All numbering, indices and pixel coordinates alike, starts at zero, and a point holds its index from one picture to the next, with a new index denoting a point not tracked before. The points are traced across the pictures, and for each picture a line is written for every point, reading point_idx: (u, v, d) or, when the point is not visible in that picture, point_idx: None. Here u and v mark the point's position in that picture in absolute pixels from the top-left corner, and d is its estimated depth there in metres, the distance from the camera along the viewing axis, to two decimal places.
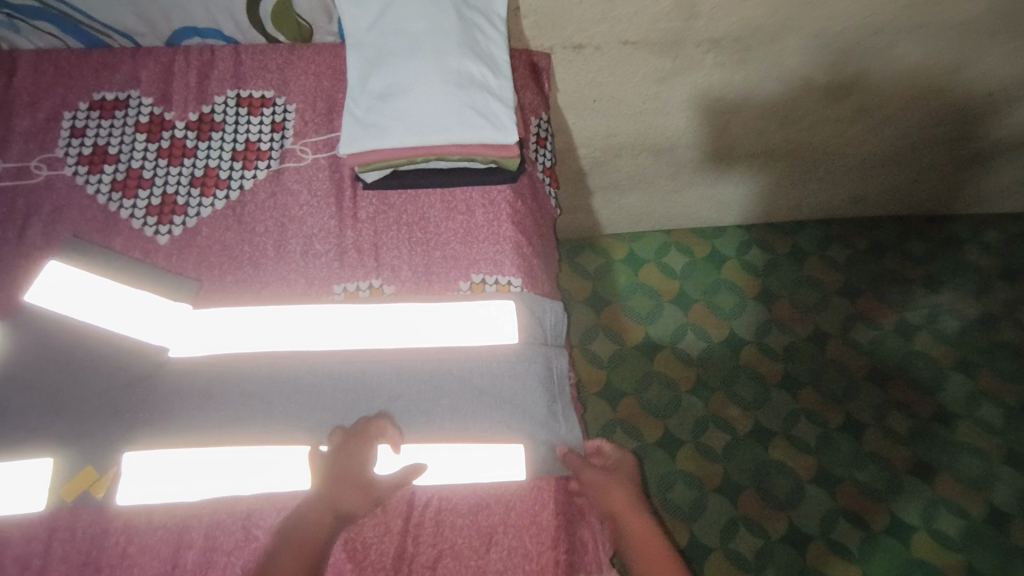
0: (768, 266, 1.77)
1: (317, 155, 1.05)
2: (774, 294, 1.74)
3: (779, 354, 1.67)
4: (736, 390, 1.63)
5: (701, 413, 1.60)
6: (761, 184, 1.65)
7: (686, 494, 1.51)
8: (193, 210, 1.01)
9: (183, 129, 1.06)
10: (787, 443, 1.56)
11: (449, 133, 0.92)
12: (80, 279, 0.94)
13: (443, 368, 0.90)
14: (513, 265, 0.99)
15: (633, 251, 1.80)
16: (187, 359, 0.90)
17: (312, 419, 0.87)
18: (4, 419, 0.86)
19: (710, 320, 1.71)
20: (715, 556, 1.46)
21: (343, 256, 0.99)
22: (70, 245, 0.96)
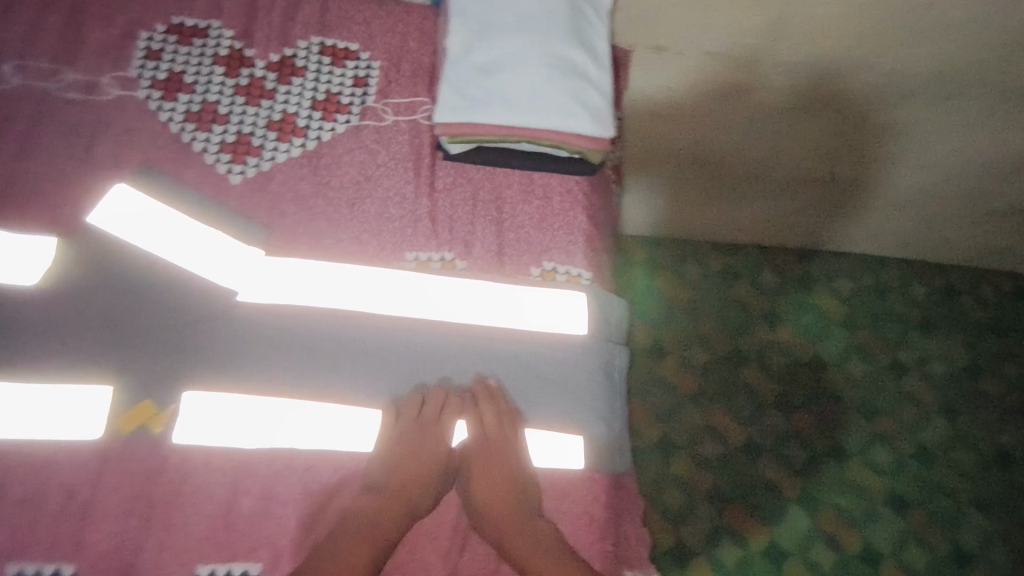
0: (777, 289, 1.81)
1: (398, 117, 1.04)
2: (781, 317, 1.78)
3: (778, 376, 1.71)
4: (734, 405, 1.67)
5: (698, 422, 1.64)
6: (789, 210, 1.67)
7: (676, 499, 1.55)
8: (268, 153, 0.98)
9: (263, 68, 1.03)
10: (776, 461, 1.61)
11: (551, 120, 0.91)
12: (148, 207, 0.92)
13: (511, 351, 0.93)
14: (584, 258, 1.02)
15: (654, 256, 1.82)
16: (256, 304, 0.89)
17: (378, 386, 0.89)
18: (63, 341, 0.84)
19: (718, 334, 1.74)
20: (696, 561, 1.50)
21: (418, 223, 0.99)
22: (141, 170, 0.93)
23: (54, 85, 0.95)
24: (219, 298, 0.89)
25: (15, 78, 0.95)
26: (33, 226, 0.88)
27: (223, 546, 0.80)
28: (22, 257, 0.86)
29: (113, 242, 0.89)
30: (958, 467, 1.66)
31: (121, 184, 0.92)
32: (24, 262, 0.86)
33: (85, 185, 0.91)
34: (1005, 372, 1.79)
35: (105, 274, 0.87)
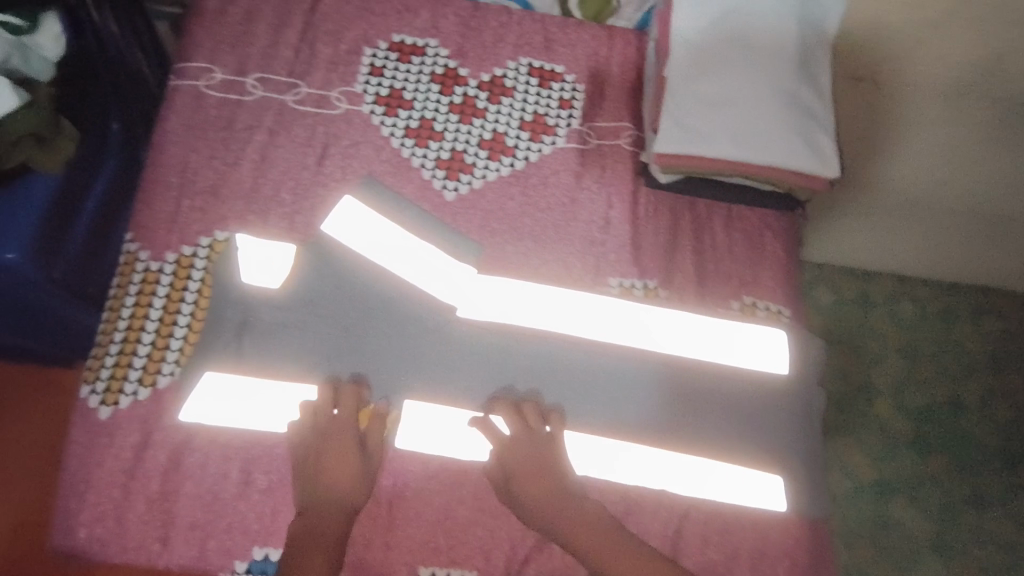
0: (919, 319, 1.52)
1: (602, 141, 1.05)
2: (918, 351, 1.50)
3: (913, 411, 1.46)
4: (870, 440, 1.43)
5: (830, 454, 1.41)
6: (974, 240, 1.38)
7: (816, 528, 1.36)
8: (479, 171, 1.02)
9: (475, 87, 1.06)
10: (910, 501, 1.39)
11: (776, 158, 0.90)
12: (373, 219, 0.96)
13: (717, 389, 0.94)
14: (785, 295, 1.01)
15: (836, 291, 1.53)
16: (475, 322, 0.93)
17: (583, 411, 0.92)
18: (302, 342, 0.90)
19: (850, 361, 1.48)
20: None
21: (621, 249, 1.01)
22: (367, 182, 0.98)
23: (290, 98, 1.01)
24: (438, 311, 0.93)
25: (255, 91, 1.00)
26: (275, 233, 0.95)
27: (442, 549, 0.85)
28: (267, 261, 0.92)
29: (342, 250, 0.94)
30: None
31: (349, 196, 0.97)
32: (269, 266, 0.92)
33: (319, 195, 0.97)
34: None
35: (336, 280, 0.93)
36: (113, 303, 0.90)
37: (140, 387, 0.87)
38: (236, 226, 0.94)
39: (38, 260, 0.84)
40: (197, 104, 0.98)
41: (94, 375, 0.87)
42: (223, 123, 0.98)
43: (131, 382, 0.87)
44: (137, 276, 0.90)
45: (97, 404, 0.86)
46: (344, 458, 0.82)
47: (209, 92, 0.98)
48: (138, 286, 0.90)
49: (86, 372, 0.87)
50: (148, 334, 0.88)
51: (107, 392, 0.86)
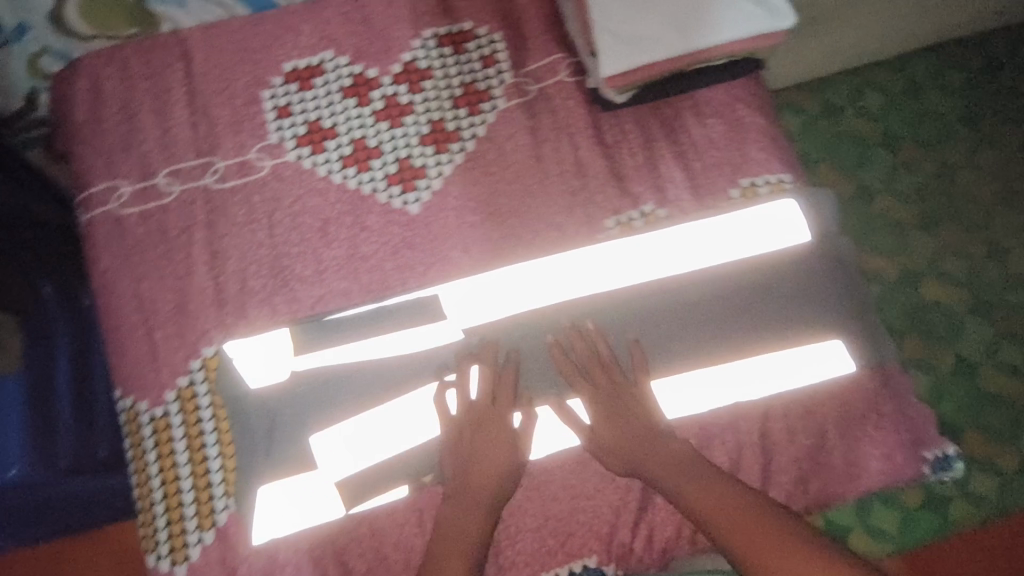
0: (923, 114, 1.49)
1: (542, 84, 0.96)
2: (955, 165, 1.45)
3: (981, 224, 1.41)
4: (946, 268, 1.39)
5: (916, 302, 1.37)
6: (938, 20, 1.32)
7: (929, 386, 1.32)
8: (434, 170, 0.94)
9: (391, 83, 0.96)
10: (1014, 314, 1.36)
11: (727, 29, 0.84)
12: (368, 273, 0.91)
13: (734, 282, 0.90)
14: (779, 161, 0.96)
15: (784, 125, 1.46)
16: (484, 326, 0.90)
17: (626, 361, 0.88)
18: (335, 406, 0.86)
19: (903, 210, 1.43)
20: (971, 437, 1.28)
21: (602, 187, 0.94)
22: (306, 328, 0.87)
23: (211, 179, 0.92)
24: (461, 353, 0.88)
25: (173, 188, 0.91)
26: (263, 323, 0.88)
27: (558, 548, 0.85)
28: (265, 356, 0.87)
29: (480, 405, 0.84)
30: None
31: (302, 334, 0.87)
32: (268, 360, 0.87)
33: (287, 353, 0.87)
34: None
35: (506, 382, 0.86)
36: (137, 467, 0.86)
37: (202, 533, 0.83)
38: (223, 334, 0.87)
39: (40, 462, 0.93)
40: (123, 229, 0.90)
41: (153, 541, 0.84)
42: (157, 237, 0.90)
43: (191, 532, 0.83)
44: (147, 429, 0.85)
45: (170, 566, 0.82)
46: (490, 453, 0.82)
47: (126, 210, 0.91)
48: (152, 437, 0.85)
49: (146, 539, 0.84)
50: (186, 482, 0.84)
51: (174, 551, 0.83)
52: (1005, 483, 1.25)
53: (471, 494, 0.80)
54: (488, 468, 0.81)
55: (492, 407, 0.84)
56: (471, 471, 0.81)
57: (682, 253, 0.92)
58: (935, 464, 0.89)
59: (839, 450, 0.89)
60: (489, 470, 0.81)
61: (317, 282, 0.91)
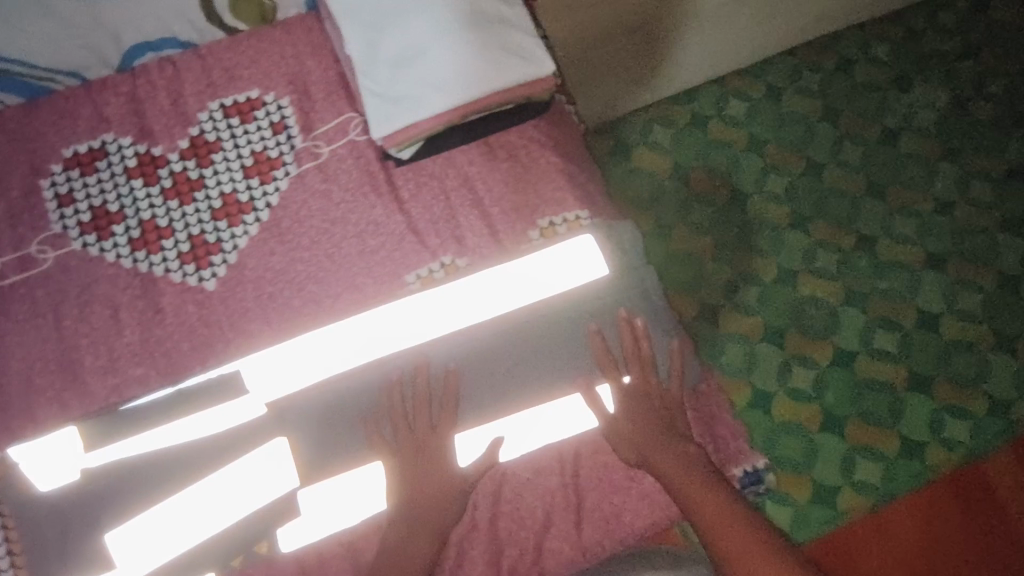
0: (780, 121, 1.72)
1: (333, 146, 0.96)
2: (822, 163, 1.68)
3: (841, 218, 1.65)
4: (818, 264, 1.61)
5: (793, 298, 1.59)
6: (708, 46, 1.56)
7: (807, 376, 1.55)
8: (228, 244, 0.93)
9: (179, 160, 0.94)
10: (884, 300, 1.59)
11: (488, 83, 0.85)
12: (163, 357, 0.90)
13: (532, 327, 0.93)
14: (575, 199, 0.96)
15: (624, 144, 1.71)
16: (288, 398, 0.89)
17: (432, 418, 0.90)
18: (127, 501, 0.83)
19: (772, 209, 1.66)
20: (852, 421, 1.52)
21: (399, 244, 0.95)
22: (97, 425, 0.86)
23: None
24: (262, 427, 0.87)
25: None
26: (53, 420, 0.87)
27: None
28: (55, 458, 0.85)
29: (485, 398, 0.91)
30: (1010, 220, 1.63)
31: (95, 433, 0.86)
32: (58, 463, 0.85)
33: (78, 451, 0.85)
34: (989, 92, 1.72)
35: (425, 413, 0.90)
36: None
37: None
38: (11, 434, 0.87)
39: None
40: None
41: None
42: None
43: None
44: None
45: None
46: (434, 470, 0.88)
47: None
48: None
49: None
50: None
51: None
52: (889, 468, 1.48)
53: (421, 485, 0.87)
54: (438, 484, 0.88)
55: (415, 438, 0.89)
56: (434, 460, 0.89)
57: (483, 302, 0.93)
58: (743, 477, 1.00)
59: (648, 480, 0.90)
60: (446, 475, 0.88)
61: (109, 372, 0.89)
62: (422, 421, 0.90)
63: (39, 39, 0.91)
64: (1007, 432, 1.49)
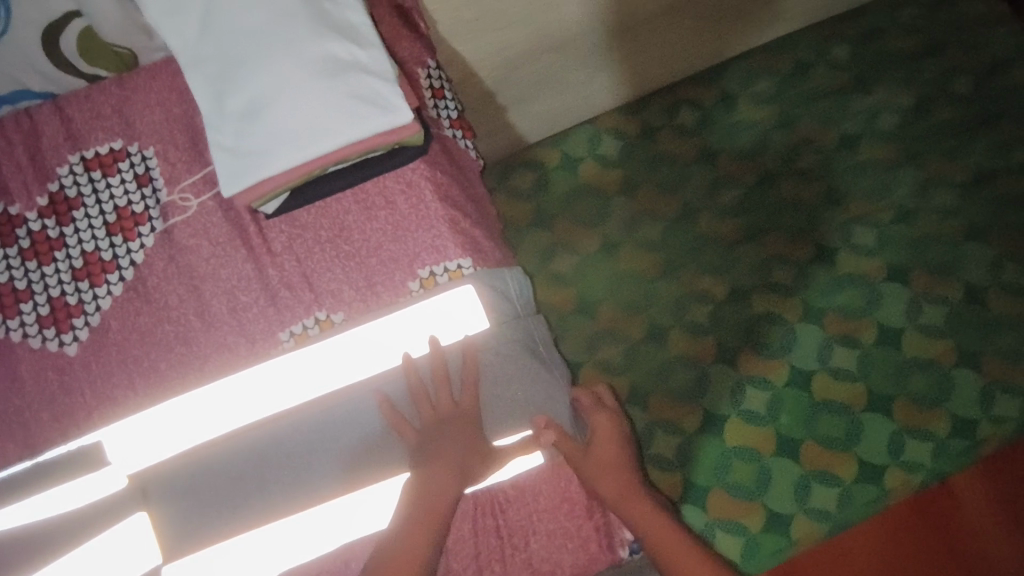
0: (735, 127, 1.65)
1: (201, 198, 0.92)
2: (777, 172, 1.62)
3: (801, 229, 1.58)
4: (774, 279, 1.55)
5: (747, 316, 1.53)
6: (609, 72, 1.56)
7: (762, 399, 1.49)
8: (90, 305, 0.89)
9: (37, 218, 0.90)
10: (841, 314, 1.52)
11: (339, 134, 0.81)
12: (19, 427, 0.85)
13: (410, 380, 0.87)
14: (457, 246, 0.91)
15: (564, 156, 1.65)
16: (150, 466, 0.84)
17: (306, 480, 0.84)
18: None
19: (724, 223, 1.59)
20: (809, 445, 1.46)
21: (273, 301, 0.90)
22: None
23: None
24: (121, 503, 0.83)
25: None
26: None
27: None
28: None
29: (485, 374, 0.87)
30: (974, 228, 1.55)
31: None
32: None
33: None
34: (953, 92, 1.64)
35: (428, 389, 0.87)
36: None
37: None
38: None
39: None
40: None
41: None
42: None
43: None
44: None
45: None
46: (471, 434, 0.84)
47: None
48: None
49: None
50: None
51: None
52: (844, 494, 1.42)
53: (447, 467, 0.83)
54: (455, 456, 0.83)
55: (440, 407, 0.86)
56: (444, 447, 0.83)
57: (361, 355, 0.89)
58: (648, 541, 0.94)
59: (531, 547, 0.84)
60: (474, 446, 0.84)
61: None
62: (440, 395, 0.86)
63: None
64: (970, 453, 1.43)
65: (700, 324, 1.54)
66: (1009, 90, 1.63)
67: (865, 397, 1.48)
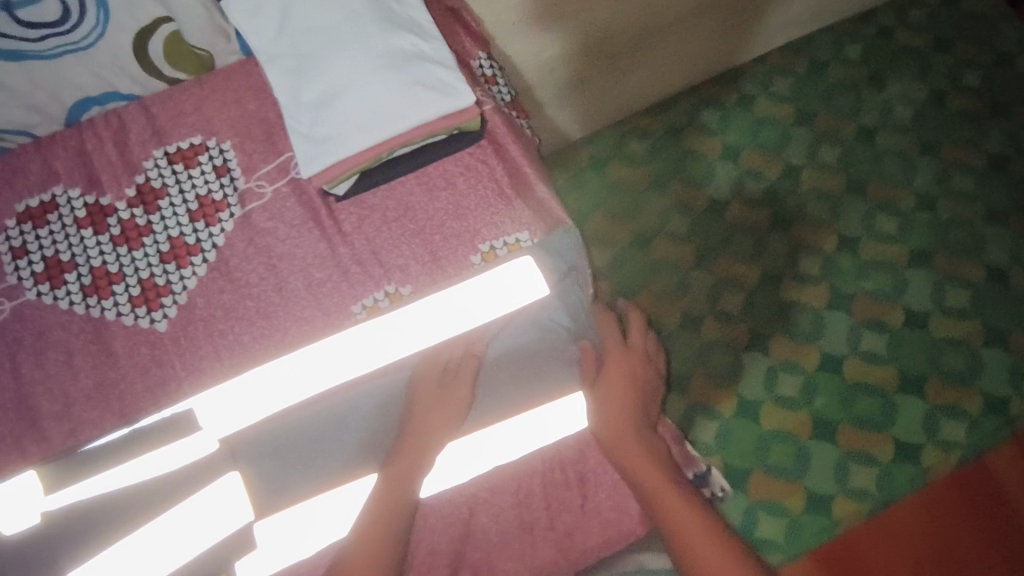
0: (757, 122, 1.71)
1: (275, 185, 0.99)
2: (798, 165, 1.68)
3: (824, 219, 1.63)
4: (802, 266, 1.59)
5: (778, 303, 1.56)
6: (634, 74, 1.60)
7: (795, 383, 1.50)
8: (177, 285, 0.96)
9: (126, 208, 0.98)
10: (869, 298, 1.56)
11: (407, 118, 0.86)
12: (119, 398, 0.92)
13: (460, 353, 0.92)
14: (515, 221, 0.97)
15: (592, 158, 1.71)
16: (237, 432, 0.90)
17: (363, 448, 0.91)
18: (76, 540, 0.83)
19: (750, 215, 1.64)
20: (845, 428, 1.46)
21: (347, 277, 0.97)
22: (59, 467, 0.89)
23: None
24: (213, 464, 0.88)
25: None
26: (16, 464, 0.90)
27: None
28: (17, 505, 0.87)
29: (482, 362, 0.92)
30: (994, 211, 1.60)
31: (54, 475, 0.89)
32: (20, 506, 0.87)
33: (38, 494, 0.88)
34: (963, 85, 1.71)
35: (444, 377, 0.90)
36: None
37: None
38: None
39: None
40: None
41: None
42: None
43: None
44: None
45: None
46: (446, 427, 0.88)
47: None
48: None
49: None
50: None
51: None
52: (884, 473, 1.42)
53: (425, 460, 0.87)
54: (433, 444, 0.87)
55: (431, 398, 0.89)
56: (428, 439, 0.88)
57: (408, 328, 0.94)
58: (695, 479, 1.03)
59: (599, 496, 0.90)
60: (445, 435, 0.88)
61: (65, 415, 0.91)
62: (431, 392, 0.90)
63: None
64: (1004, 430, 1.44)
65: (732, 312, 1.56)
66: (1018, 80, 1.71)
67: (899, 377, 1.50)
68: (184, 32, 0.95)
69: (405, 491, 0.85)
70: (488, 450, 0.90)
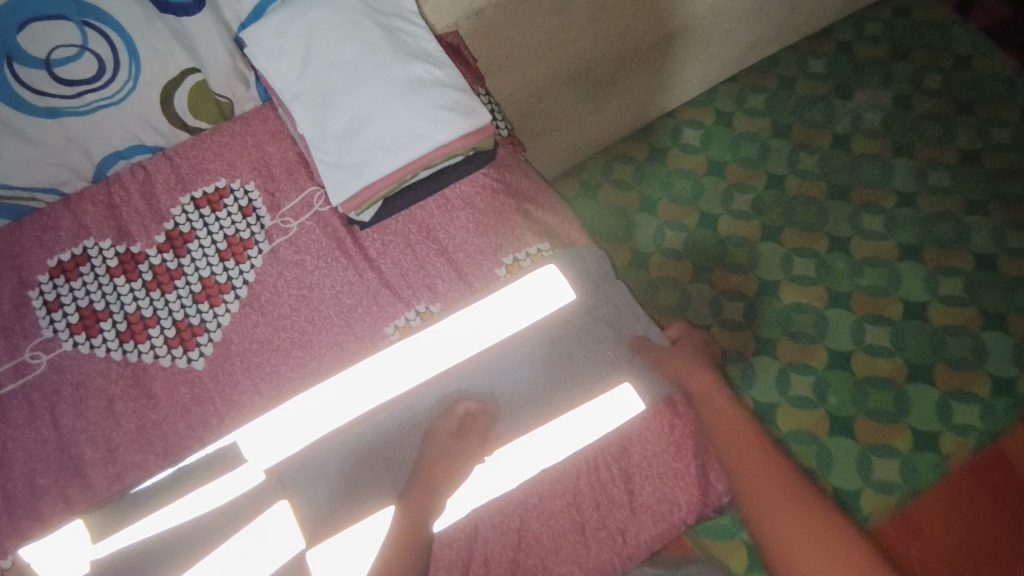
0: (736, 138, 1.79)
1: (301, 220, 1.03)
2: (781, 174, 1.74)
3: (815, 224, 1.66)
4: (798, 272, 1.62)
5: (780, 307, 1.58)
6: (613, 105, 1.67)
7: (808, 382, 1.50)
8: (211, 323, 0.97)
9: (157, 253, 1.00)
10: (867, 295, 1.58)
11: (427, 138, 0.92)
12: (161, 440, 0.92)
13: (496, 355, 0.95)
14: (533, 234, 1.02)
15: (583, 182, 1.79)
16: (281, 463, 0.90)
17: (376, 489, 0.88)
18: None
19: (740, 225, 1.69)
20: (863, 422, 1.46)
21: (377, 301, 0.99)
22: (104, 515, 0.89)
23: None
24: (263, 494, 0.89)
25: None
26: (59, 518, 0.89)
27: None
28: (63, 555, 0.87)
29: (517, 371, 0.95)
30: (973, 202, 1.64)
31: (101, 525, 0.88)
32: (66, 559, 0.87)
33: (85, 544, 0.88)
34: (927, 88, 1.78)
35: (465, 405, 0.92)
36: None
37: None
38: (17, 539, 0.88)
39: None
40: None
41: None
42: None
43: None
44: None
45: None
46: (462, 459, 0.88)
47: None
48: None
49: None
50: None
51: None
52: (904, 463, 1.41)
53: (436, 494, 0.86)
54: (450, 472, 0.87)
55: (448, 429, 0.89)
56: (438, 476, 0.87)
57: (443, 341, 0.95)
58: None
59: (646, 491, 0.91)
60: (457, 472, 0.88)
61: (107, 463, 0.91)
62: (448, 421, 0.90)
63: (15, 164, 0.98)
64: (1016, 410, 1.43)
65: (737, 321, 1.58)
66: (975, 81, 1.77)
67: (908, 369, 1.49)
68: (211, 78, 1.04)
69: (420, 528, 0.83)
70: (530, 452, 0.91)
